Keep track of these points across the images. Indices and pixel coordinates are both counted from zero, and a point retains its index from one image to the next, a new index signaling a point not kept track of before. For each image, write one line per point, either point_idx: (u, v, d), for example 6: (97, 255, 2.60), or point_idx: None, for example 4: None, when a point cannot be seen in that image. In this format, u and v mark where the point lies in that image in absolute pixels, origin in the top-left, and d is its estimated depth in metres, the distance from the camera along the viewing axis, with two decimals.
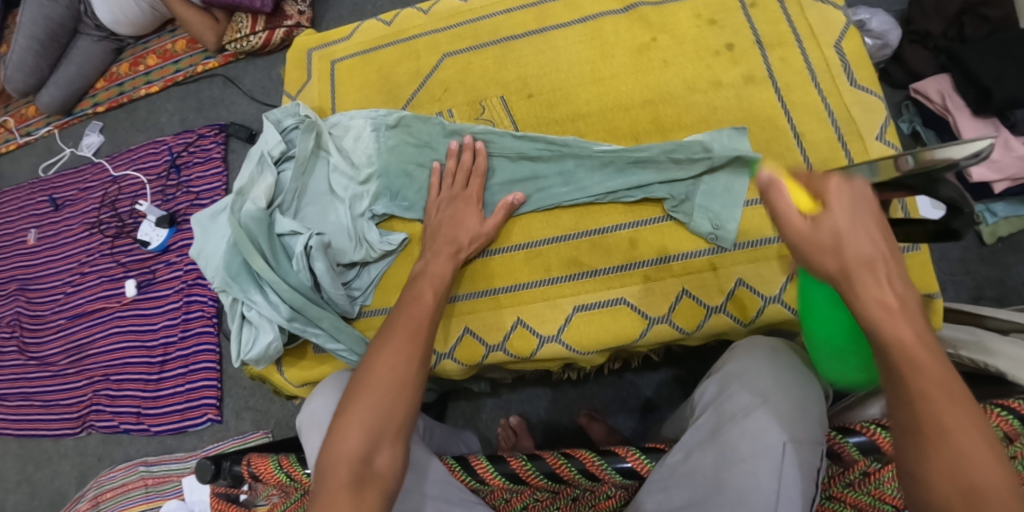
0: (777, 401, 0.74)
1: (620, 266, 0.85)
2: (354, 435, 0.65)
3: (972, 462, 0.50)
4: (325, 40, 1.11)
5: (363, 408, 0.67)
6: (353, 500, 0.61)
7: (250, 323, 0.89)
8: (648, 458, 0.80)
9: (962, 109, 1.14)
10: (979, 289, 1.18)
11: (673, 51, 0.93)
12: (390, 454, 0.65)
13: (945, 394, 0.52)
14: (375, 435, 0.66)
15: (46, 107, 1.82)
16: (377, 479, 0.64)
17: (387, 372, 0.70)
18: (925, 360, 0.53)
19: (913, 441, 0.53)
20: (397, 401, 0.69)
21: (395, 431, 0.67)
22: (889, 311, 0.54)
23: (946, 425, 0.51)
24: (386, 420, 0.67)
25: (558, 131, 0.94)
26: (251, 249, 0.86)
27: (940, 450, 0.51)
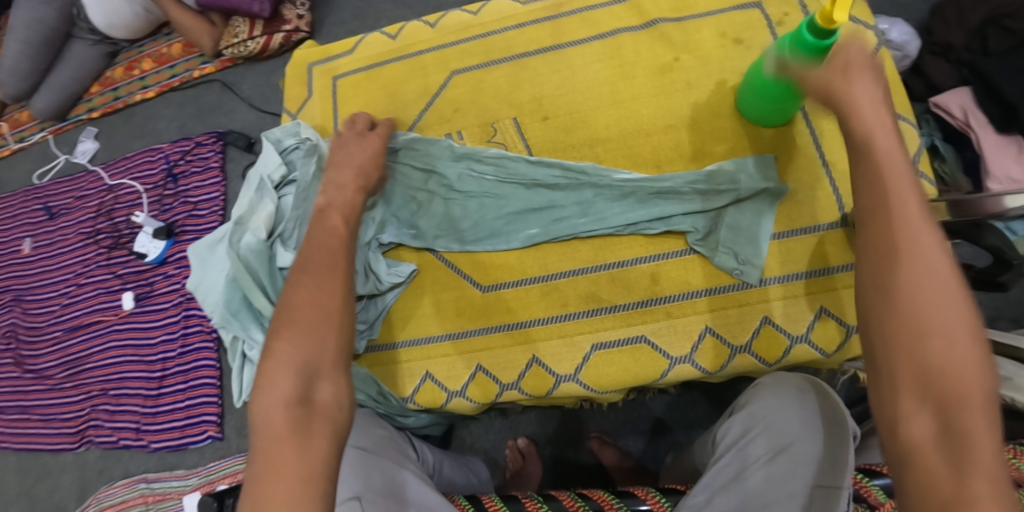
0: (802, 444, 0.70)
1: (640, 302, 0.83)
2: (286, 379, 0.62)
3: (965, 384, 0.50)
4: (328, 54, 1.06)
5: (285, 345, 0.64)
6: (296, 447, 0.58)
7: (250, 363, 0.90)
8: (667, 500, 0.77)
9: (984, 126, 1.09)
10: (997, 309, 1.15)
11: (696, 72, 0.90)
12: (330, 388, 0.63)
13: (932, 285, 0.53)
14: (308, 374, 0.63)
15: (40, 113, 1.78)
16: (320, 417, 0.62)
17: (312, 308, 0.68)
18: (917, 263, 0.54)
19: (900, 342, 0.52)
20: (326, 332, 0.66)
21: (331, 368, 0.65)
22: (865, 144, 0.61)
23: (940, 333, 0.51)
24: (318, 359, 0.65)
25: (575, 157, 0.91)
26: (252, 287, 0.84)
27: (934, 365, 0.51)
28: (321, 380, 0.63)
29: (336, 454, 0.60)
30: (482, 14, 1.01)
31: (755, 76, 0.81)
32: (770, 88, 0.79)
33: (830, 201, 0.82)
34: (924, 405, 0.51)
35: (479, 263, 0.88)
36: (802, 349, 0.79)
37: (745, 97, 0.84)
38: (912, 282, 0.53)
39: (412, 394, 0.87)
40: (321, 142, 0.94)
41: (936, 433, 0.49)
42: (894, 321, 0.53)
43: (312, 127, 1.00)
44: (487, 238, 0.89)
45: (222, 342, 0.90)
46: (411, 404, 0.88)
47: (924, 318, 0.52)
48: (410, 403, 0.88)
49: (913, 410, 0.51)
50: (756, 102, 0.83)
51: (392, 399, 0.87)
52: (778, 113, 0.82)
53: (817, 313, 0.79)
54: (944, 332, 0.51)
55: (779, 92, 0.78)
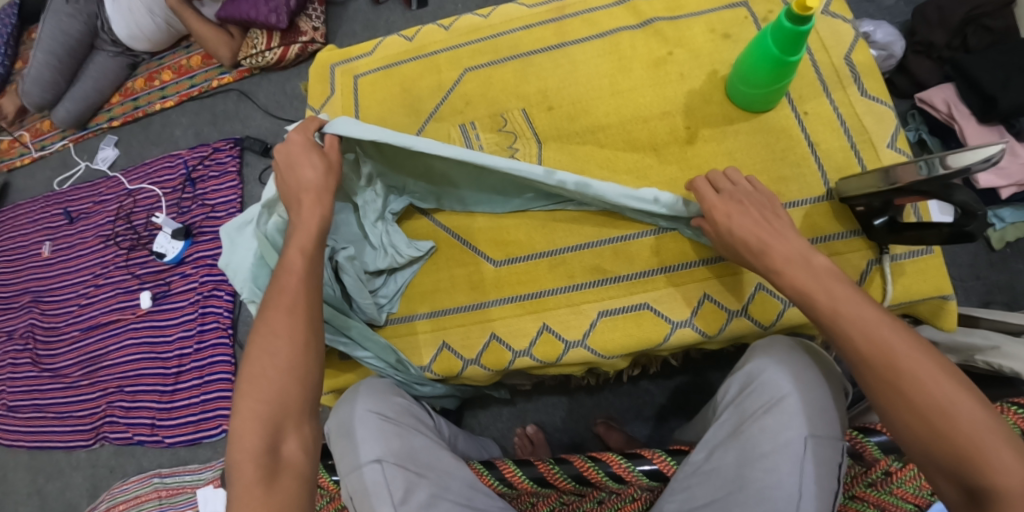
0: (795, 398, 0.75)
1: (641, 272, 0.89)
2: (253, 431, 0.68)
3: (977, 444, 0.59)
4: (348, 55, 1.13)
5: (250, 400, 0.70)
6: (265, 495, 0.65)
7: None
8: (674, 460, 0.82)
9: (967, 118, 1.17)
10: (988, 293, 1.21)
11: (689, 65, 0.98)
12: (296, 442, 0.69)
13: (916, 365, 0.63)
14: (274, 426, 0.69)
15: (61, 122, 1.85)
16: (288, 468, 0.68)
17: (270, 360, 0.71)
18: (895, 352, 0.64)
19: (904, 434, 0.63)
20: (289, 382, 0.71)
21: (297, 415, 0.71)
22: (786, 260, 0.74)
23: (937, 407, 0.61)
24: (282, 409, 0.70)
25: (579, 143, 0.98)
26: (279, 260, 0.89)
27: (935, 443, 0.61)
28: (287, 431, 0.69)
29: (304, 496, 0.68)
30: (492, 16, 1.09)
31: (741, 70, 0.89)
32: (756, 74, 0.86)
33: (816, 178, 0.90)
34: (949, 479, 0.60)
35: (492, 240, 0.95)
36: (795, 312, 0.85)
37: (735, 92, 0.92)
38: (883, 383, 0.64)
39: (429, 363, 0.93)
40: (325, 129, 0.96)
41: (966, 495, 0.59)
42: (895, 409, 0.63)
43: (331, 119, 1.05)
44: (498, 215, 0.96)
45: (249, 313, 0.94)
46: (428, 373, 0.93)
47: (919, 397, 0.62)
48: (427, 372, 0.94)
49: (944, 479, 0.61)
50: (746, 93, 0.90)
51: (411, 368, 0.93)
52: (765, 98, 0.89)
53: None
54: (941, 402, 0.61)
55: (766, 78, 0.86)
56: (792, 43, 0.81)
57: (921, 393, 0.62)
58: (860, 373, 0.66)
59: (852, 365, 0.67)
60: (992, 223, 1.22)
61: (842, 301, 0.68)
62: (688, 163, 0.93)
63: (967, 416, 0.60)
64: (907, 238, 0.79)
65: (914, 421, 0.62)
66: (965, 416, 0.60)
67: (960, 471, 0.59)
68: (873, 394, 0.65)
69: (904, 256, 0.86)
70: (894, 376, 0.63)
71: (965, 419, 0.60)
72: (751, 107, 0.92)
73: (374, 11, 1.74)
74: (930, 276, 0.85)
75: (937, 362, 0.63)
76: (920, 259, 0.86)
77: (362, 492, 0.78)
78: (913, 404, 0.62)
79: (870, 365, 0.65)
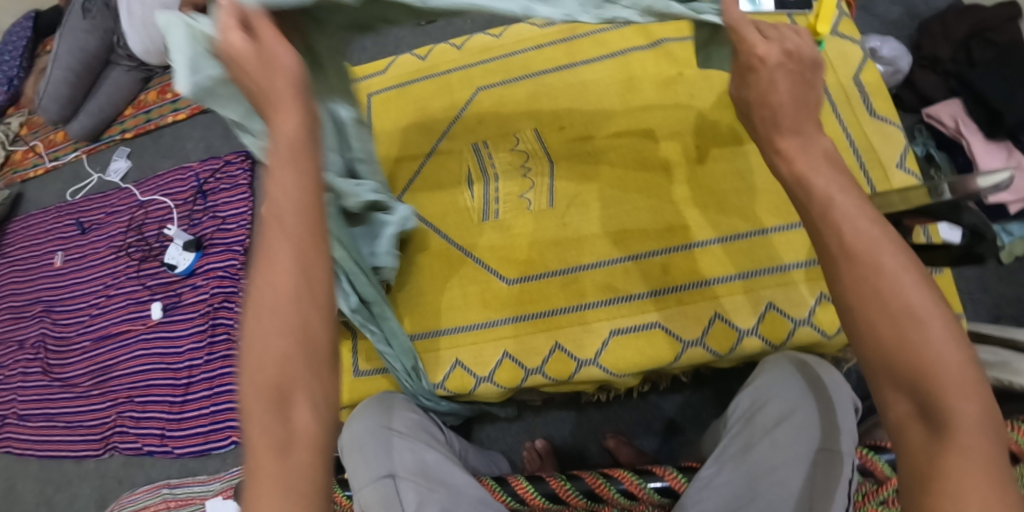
0: (805, 411, 0.77)
1: (653, 291, 0.90)
2: (251, 393, 0.51)
3: (947, 364, 0.47)
4: (361, 74, 1.16)
5: (243, 351, 0.52)
6: (274, 470, 0.49)
7: None
8: (684, 476, 0.83)
9: (974, 133, 1.19)
10: (997, 307, 1.21)
11: (698, 86, 0.99)
12: (309, 405, 0.51)
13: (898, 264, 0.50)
14: (276, 387, 0.50)
15: (76, 135, 1.89)
16: (302, 439, 0.50)
17: (266, 293, 0.52)
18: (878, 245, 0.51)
19: (865, 345, 0.50)
20: (288, 329, 0.52)
21: (303, 368, 0.51)
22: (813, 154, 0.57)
23: (917, 315, 0.48)
24: (283, 365, 0.51)
25: (590, 162, 0.99)
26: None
27: (898, 352, 0.48)
28: (297, 393, 0.51)
29: (325, 470, 0.51)
30: (504, 36, 1.11)
31: None
32: None
33: None
34: (903, 394, 0.48)
35: (504, 258, 0.96)
36: (804, 331, 0.86)
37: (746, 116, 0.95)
38: (856, 278, 0.50)
39: (442, 380, 0.94)
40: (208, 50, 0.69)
41: (917, 413, 0.48)
42: (863, 305, 0.50)
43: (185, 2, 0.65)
44: (510, 233, 0.97)
45: None
46: (441, 389, 0.95)
47: (896, 302, 0.49)
48: (439, 389, 0.95)
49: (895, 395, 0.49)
50: None
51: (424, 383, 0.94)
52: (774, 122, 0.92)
53: (817, 298, 0.87)
54: (919, 309, 0.48)
55: None
56: None
57: (899, 294, 0.49)
58: (837, 270, 0.52)
59: (824, 260, 0.54)
60: (1000, 237, 1.23)
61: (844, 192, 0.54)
62: (698, 183, 0.94)
63: (938, 331, 0.48)
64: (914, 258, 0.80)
65: (882, 325, 0.49)
66: (938, 329, 0.48)
67: (919, 392, 0.47)
68: (842, 296, 0.51)
69: None
70: (872, 264, 0.50)
71: (934, 331, 0.48)
72: None
73: None
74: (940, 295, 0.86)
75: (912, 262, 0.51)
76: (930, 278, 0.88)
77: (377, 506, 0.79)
78: (883, 305, 0.49)
79: (845, 261, 0.51)
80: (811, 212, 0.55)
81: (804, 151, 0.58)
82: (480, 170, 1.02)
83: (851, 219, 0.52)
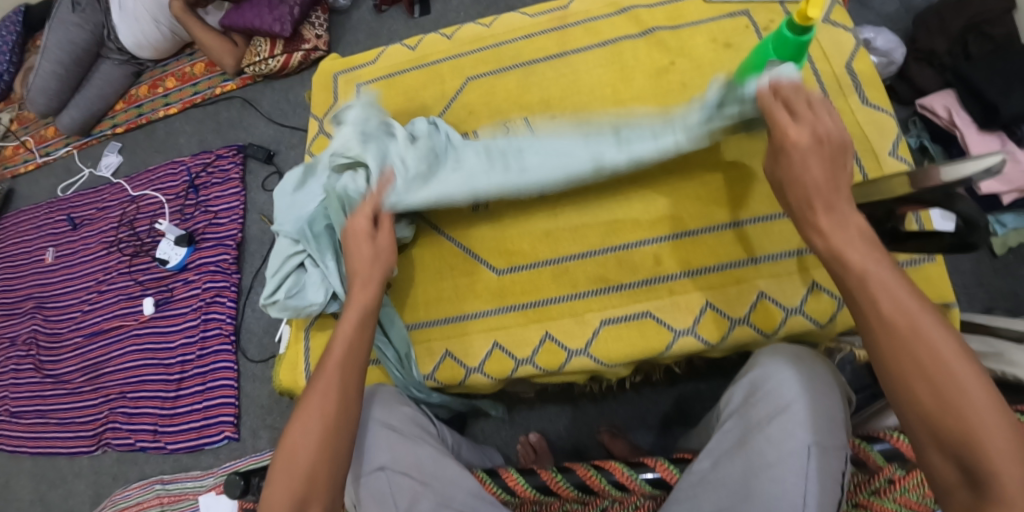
0: (800, 407, 0.75)
1: (644, 281, 0.90)
2: (282, 498, 0.69)
3: (985, 427, 0.55)
4: (351, 64, 1.14)
5: (286, 461, 0.71)
6: None
7: (293, 278, 0.95)
8: (676, 468, 0.82)
9: (968, 124, 1.18)
10: (992, 300, 1.21)
11: (691, 74, 0.98)
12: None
13: (936, 334, 0.59)
14: (303, 496, 0.69)
15: (66, 129, 1.86)
16: None
17: (312, 415, 0.73)
18: (915, 318, 0.60)
19: (909, 409, 0.59)
20: (320, 451, 0.71)
21: (322, 486, 0.70)
22: (851, 236, 0.67)
23: (955, 382, 0.57)
24: (309, 481, 0.70)
25: (581, 152, 0.98)
26: (337, 215, 0.93)
27: (940, 415, 0.57)
28: (315, 502, 0.69)
29: None
30: (494, 26, 1.10)
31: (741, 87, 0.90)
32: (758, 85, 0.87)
33: None
34: (946, 455, 0.57)
35: (495, 248, 0.95)
36: (797, 320, 0.85)
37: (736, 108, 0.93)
38: (896, 350, 0.60)
39: (432, 371, 0.93)
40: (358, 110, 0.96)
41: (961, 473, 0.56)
42: (905, 372, 0.59)
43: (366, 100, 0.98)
44: (501, 224, 0.96)
45: (278, 252, 0.96)
46: (430, 381, 0.94)
47: (935, 370, 0.58)
48: (429, 380, 0.94)
49: (942, 457, 0.57)
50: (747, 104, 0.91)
51: (413, 373, 0.94)
52: None
53: (810, 287, 0.86)
54: (958, 376, 0.57)
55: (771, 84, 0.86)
56: (794, 53, 0.82)
57: (937, 363, 0.58)
58: (876, 341, 0.62)
59: (867, 331, 0.63)
60: (995, 229, 1.22)
61: (877, 268, 0.64)
62: (691, 172, 0.93)
63: (979, 398, 0.56)
64: (909, 248, 0.77)
65: (922, 392, 0.58)
66: (979, 396, 0.56)
67: (960, 451, 0.56)
68: (884, 363, 0.61)
69: (905, 265, 0.87)
70: (910, 336, 0.60)
71: (973, 396, 0.56)
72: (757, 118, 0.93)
73: (377, 20, 1.76)
74: (933, 284, 0.85)
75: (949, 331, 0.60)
76: (922, 267, 0.86)
77: (368, 499, 0.79)
78: (924, 373, 0.58)
79: (885, 333, 0.61)
80: (848, 283, 0.65)
81: (839, 228, 0.68)
82: None
83: (888, 292, 0.61)
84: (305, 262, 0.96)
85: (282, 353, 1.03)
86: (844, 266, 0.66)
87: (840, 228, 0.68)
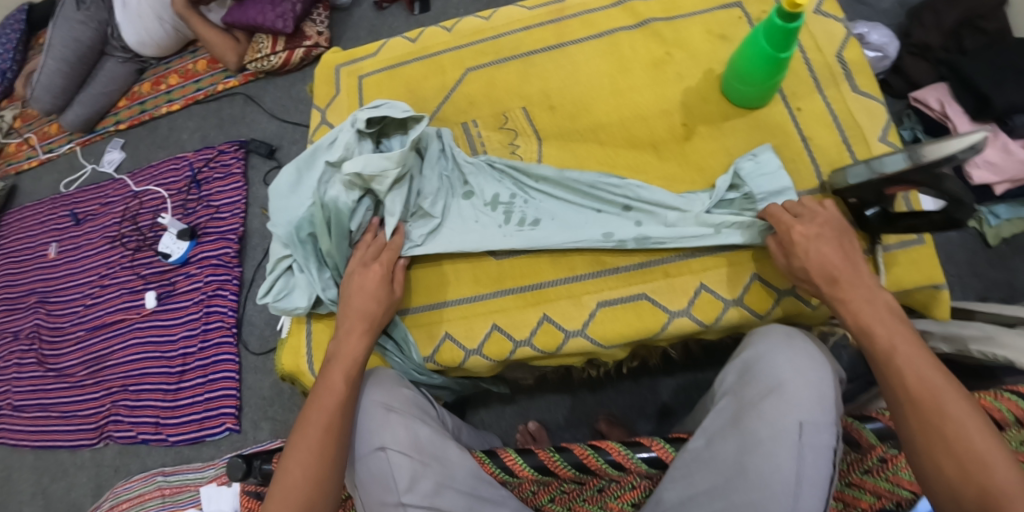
0: (792, 385, 0.77)
1: (640, 264, 0.92)
2: None
3: (1008, 496, 0.60)
4: (353, 56, 1.16)
5: (283, 490, 0.76)
6: None
7: (285, 278, 0.97)
8: (671, 447, 0.83)
9: (961, 116, 1.20)
10: (986, 290, 1.23)
11: (686, 65, 1.01)
12: None
13: (959, 410, 0.66)
14: None
15: (69, 125, 1.88)
16: None
17: (309, 452, 0.77)
18: (939, 393, 0.67)
19: (930, 474, 0.65)
20: (314, 490, 0.76)
21: None
22: (874, 318, 0.75)
23: (978, 455, 0.63)
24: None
25: (578, 140, 1.01)
26: (321, 230, 0.93)
27: (963, 484, 0.63)
28: None
29: None
30: (494, 18, 1.12)
31: (735, 75, 0.93)
32: (751, 72, 0.89)
33: (809, 171, 0.92)
34: None
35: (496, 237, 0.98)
36: (790, 301, 0.88)
37: (732, 95, 0.96)
38: (922, 421, 0.67)
39: (432, 354, 0.95)
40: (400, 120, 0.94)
41: None
42: (931, 442, 0.66)
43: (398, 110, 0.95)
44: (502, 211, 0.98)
45: (271, 255, 0.98)
46: (430, 363, 0.95)
47: (958, 443, 0.64)
48: (429, 362, 0.95)
49: None
50: (743, 91, 0.93)
51: (414, 356, 0.95)
52: (761, 95, 0.92)
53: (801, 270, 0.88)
54: (981, 448, 0.63)
55: (766, 72, 0.88)
56: (783, 40, 0.83)
57: (959, 435, 0.64)
58: (902, 414, 0.69)
59: (894, 403, 0.70)
60: (988, 220, 1.24)
61: (901, 345, 0.71)
62: (685, 159, 0.96)
63: (1001, 468, 0.62)
64: (900, 227, 0.81)
65: (946, 462, 0.64)
66: (1003, 469, 0.62)
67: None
68: (908, 430, 0.68)
69: (895, 247, 0.89)
70: (936, 411, 0.66)
71: (997, 469, 0.62)
72: (753, 104, 0.95)
73: (378, 17, 1.78)
74: (922, 266, 0.87)
75: (973, 406, 0.66)
76: (912, 249, 0.88)
77: (369, 478, 0.82)
78: (946, 443, 0.65)
79: (912, 406, 0.68)
80: (876, 356, 0.73)
81: (866, 304, 0.76)
82: (471, 149, 1.04)
83: (915, 368, 0.69)
84: (293, 266, 0.97)
85: (285, 338, 1.04)
86: (874, 343, 0.73)
87: (868, 306, 0.75)
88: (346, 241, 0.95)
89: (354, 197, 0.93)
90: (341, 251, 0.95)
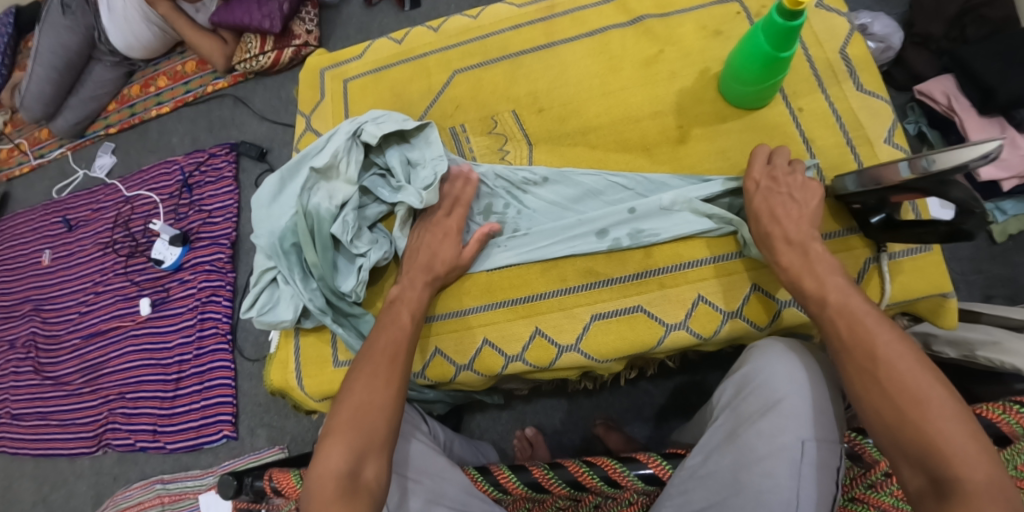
0: (791, 401, 0.75)
1: (635, 275, 0.89)
2: (339, 452, 0.70)
3: (946, 432, 0.59)
4: (338, 59, 1.12)
5: (345, 428, 0.72)
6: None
7: (269, 291, 0.94)
8: (669, 464, 0.79)
9: (968, 109, 1.15)
10: (990, 287, 1.19)
11: (679, 63, 0.97)
12: (376, 468, 0.70)
13: (892, 352, 0.65)
14: (359, 451, 0.70)
15: (60, 131, 1.86)
16: (364, 492, 0.68)
17: (367, 394, 0.74)
18: (873, 340, 0.66)
19: (871, 421, 0.64)
20: (377, 417, 0.73)
21: (380, 445, 0.71)
22: (810, 272, 0.76)
23: (913, 395, 0.62)
24: (368, 438, 0.71)
25: (569, 144, 0.98)
26: (305, 240, 0.90)
27: (900, 428, 0.61)
28: (371, 456, 0.70)
29: None
30: (481, 17, 1.08)
31: (733, 77, 0.89)
32: (749, 71, 0.85)
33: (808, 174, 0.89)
34: (914, 467, 0.60)
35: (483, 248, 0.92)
36: (792, 313, 0.84)
37: (731, 98, 0.92)
38: (859, 368, 0.66)
39: (422, 370, 0.92)
40: (394, 123, 0.95)
41: (928, 483, 0.58)
42: (871, 389, 0.65)
43: (392, 117, 0.95)
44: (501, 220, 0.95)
45: (256, 267, 0.95)
46: (421, 379, 0.93)
47: (894, 387, 0.63)
48: (419, 378, 0.93)
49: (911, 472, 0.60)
50: (742, 92, 0.89)
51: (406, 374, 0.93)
52: (759, 95, 0.88)
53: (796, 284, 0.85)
54: (916, 389, 0.62)
55: (765, 70, 0.84)
56: (783, 39, 0.80)
57: (894, 379, 0.63)
58: (841, 364, 0.68)
59: (834, 354, 0.70)
60: (994, 216, 1.20)
61: (840, 293, 0.72)
62: (680, 162, 0.93)
63: (935, 404, 0.61)
64: (905, 236, 0.78)
65: (884, 407, 0.63)
66: (937, 407, 0.60)
67: (927, 463, 0.59)
68: (850, 382, 0.67)
69: (902, 254, 0.85)
70: (870, 358, 0.66)
71: (933, 407, 0.61)
72: (752, 105, 0.91)
73: (367, 14, 1.74)
74: (928, 273, 0.84)
75: (916, 355, 0.65)
76: (919, 256, 0.85)
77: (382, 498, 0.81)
78: (888, 397, 0.63)
79: (848, 355, 0.68)
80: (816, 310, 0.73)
81: (801, 257, 0.77)
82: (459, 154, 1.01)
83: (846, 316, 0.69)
84: (278, 278, 0.94)
85: (272, 352, 1.01)
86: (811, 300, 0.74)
87: (802, 260, 0.77)
88: (329, 251, 0.92)
89: (337, 202, 0.92)
90: (327, 261, 0.91)
